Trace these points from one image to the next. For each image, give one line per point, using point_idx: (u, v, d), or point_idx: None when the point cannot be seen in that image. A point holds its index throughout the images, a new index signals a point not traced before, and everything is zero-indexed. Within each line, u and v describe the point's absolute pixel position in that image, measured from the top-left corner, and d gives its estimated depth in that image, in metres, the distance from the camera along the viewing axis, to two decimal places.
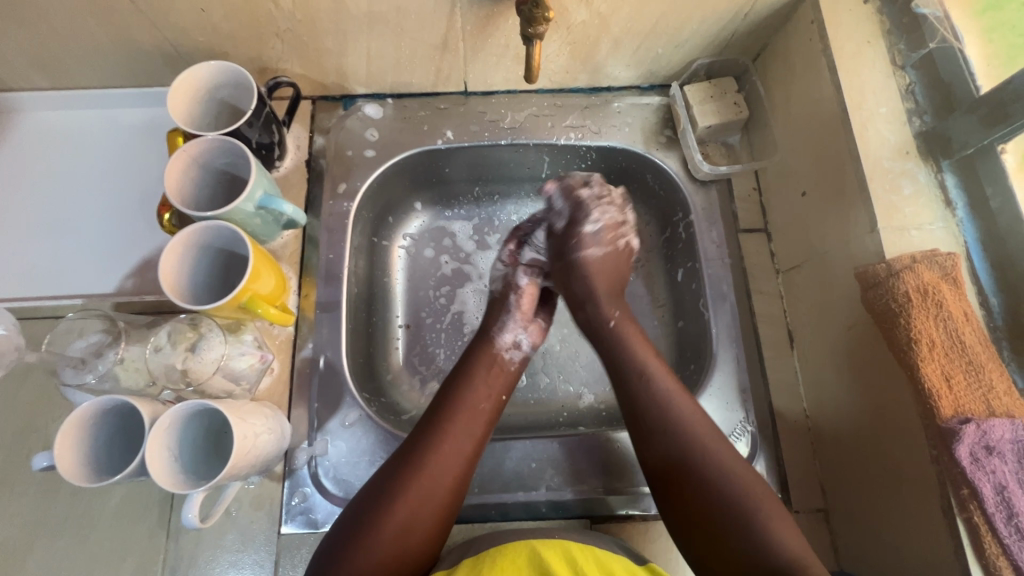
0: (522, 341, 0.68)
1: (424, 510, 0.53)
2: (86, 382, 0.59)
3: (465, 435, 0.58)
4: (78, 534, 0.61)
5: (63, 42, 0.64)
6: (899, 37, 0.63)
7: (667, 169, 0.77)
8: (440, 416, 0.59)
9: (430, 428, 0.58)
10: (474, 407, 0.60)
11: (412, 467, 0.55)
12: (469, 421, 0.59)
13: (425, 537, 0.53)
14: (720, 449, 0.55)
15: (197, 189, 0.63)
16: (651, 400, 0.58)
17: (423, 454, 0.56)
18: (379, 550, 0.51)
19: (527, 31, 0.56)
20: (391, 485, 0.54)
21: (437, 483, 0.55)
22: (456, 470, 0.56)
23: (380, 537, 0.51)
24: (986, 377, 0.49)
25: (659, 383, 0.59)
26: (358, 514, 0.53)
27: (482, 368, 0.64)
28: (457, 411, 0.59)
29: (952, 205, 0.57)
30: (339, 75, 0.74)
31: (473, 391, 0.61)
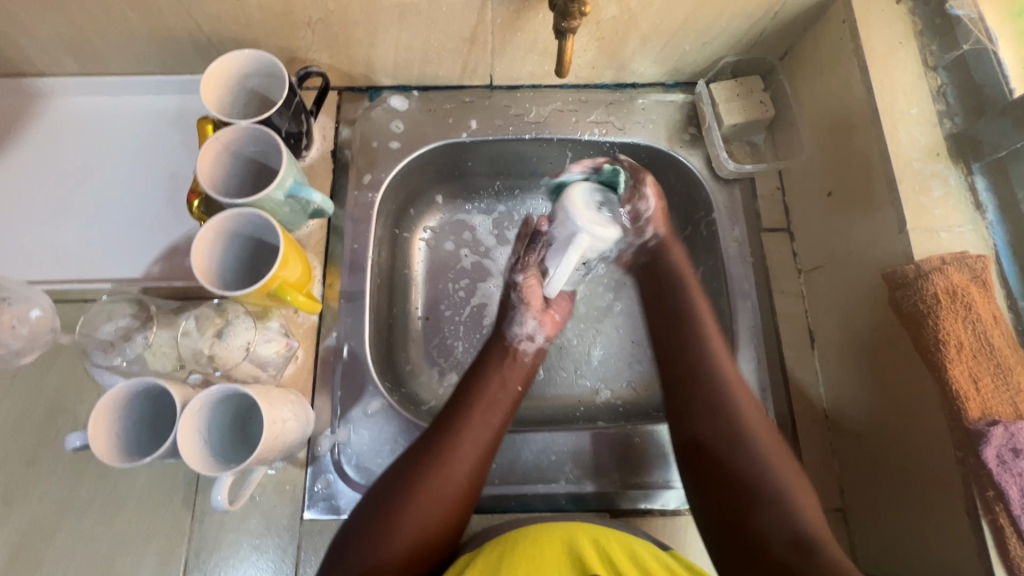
0: (535, 333, 0.68)
1: (442, 499, 0.54)
2: (116, 364, 0.61)
3: (483, 424, 0.59)
4: (104, 513, 0.62)
5: (98, 28, 0.65)
6: (931, 38, 0.62)
7: (691, 166, 0.77)
8: (459, 407, 0.60)
9: (448, 419, 0.59)
10: (492, 396, 0.62)
11: (431, 457, 0.56)
12: (487, 411, 0.60)
13: (443, 524, 0.54)
14: (751, 417, 0.58)
15: (227, 177, 0.64)
16: (708, 389, 0.60)
17: (443, 442, 0.57)
18: (400, 534, 0.52)
19: (561, 25, 0.56)
20: (411, 472, 0.55)
21: (454, 471, 0.56)
22: (473, 458, 0.57)
23: (400, 521, 0.52)
24: (1013, 380, 0.49)
25: (722, 371, 0.61)
26: (377, 501, 0.54)
27: (497, 360, 0.65)
28: (475, 401, 0.61)
29: (982, 208, 0.57)
30: (367, 65, 0.74)
31: (491, 381, 0.63)
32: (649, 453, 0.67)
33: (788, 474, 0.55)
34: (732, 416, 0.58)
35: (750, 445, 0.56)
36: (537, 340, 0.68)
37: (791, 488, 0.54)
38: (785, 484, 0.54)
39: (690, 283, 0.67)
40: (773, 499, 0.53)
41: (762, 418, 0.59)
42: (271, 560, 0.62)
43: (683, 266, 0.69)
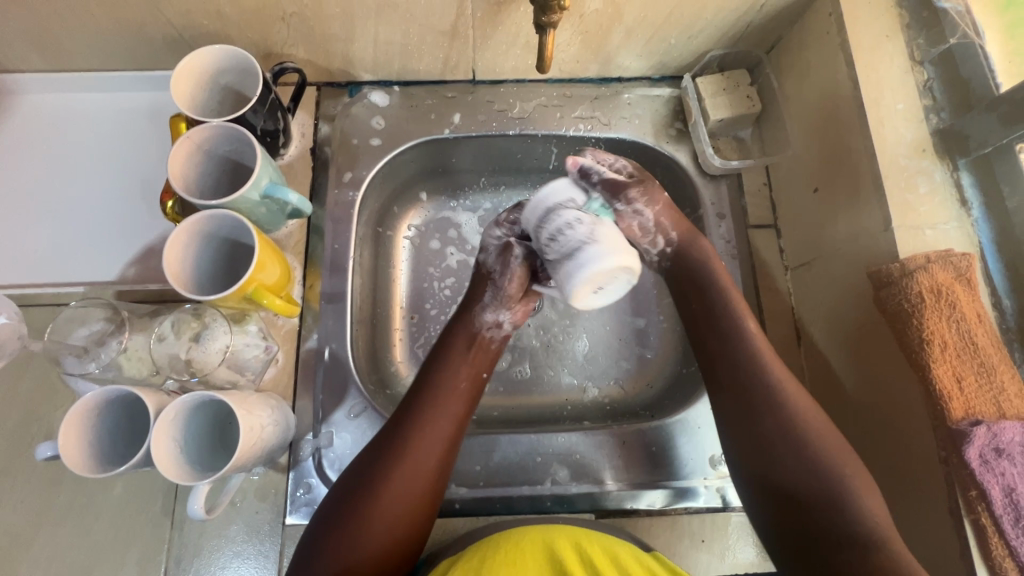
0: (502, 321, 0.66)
1: (410, 495, 0.53)
2: (89, 371, 0.59)
3: (444, 418, 0.57)
4: (80, 522, 0.61)
5: (63, 23, 0.62)
6: (918, 32, 0.61)
7: (677, 162, 0.76)
8: (425, 399, 0.58)
9: (409, 413, 0.57)
10: (453, 388, 0.59)
11: (391, 459, 0.54)
12: (448, 404, 0.58)
13: (412, 524, 0.53)
14: (810, 411, 0.54)
15: (201, 176, 0.62)
16: (756, 381, 0.55)
17: (404, 439, 0.55)
18: (369, 534, 0.51)
19: (541, 20, 0.55)
20: (376, 467, 0.54)
21: (418, 469, 0.54)
22: (440, 449, 0.56)
23: (368, 521, 0.51)
24: (996, 379, 0.49)
25: (773, 372, 0.55)
26: (345, 496, 0.53)
27: (458, 348, 0.63)
28: (434, 396, 0.58)
29: (967, 204, 0.56)
30: (345, 60, 0.72)
31: (451, 374, 0.60)
32: (639, 452, 0.66)
33: (839, 440, 0.52)
34: (795, 409, 0.53)
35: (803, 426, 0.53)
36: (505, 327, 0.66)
37: (855, 487, 0.50)
38: (851, 486, 0.50)
39: (728, 286, 0.61)
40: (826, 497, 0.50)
41: (831, 431, 0.53)
42: (253, 566, 0.61)
43: (713, 259, 0.63)
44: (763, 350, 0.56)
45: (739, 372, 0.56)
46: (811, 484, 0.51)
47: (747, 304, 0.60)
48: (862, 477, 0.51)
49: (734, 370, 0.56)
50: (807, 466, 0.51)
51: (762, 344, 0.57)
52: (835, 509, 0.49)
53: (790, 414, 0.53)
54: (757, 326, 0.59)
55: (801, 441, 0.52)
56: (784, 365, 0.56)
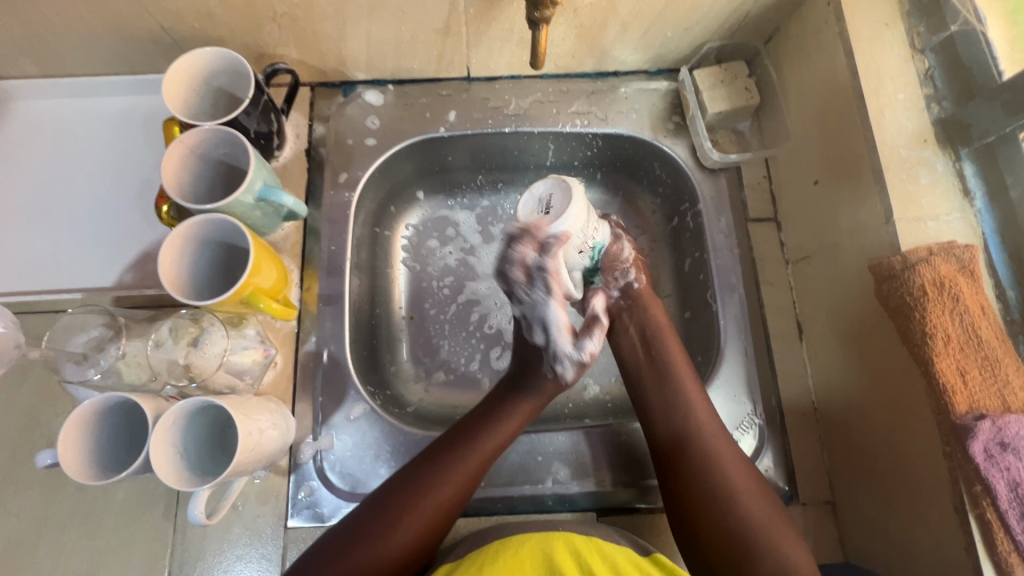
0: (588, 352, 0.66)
1: (424, 532, 0.56)
2: (89, 377, 0.59)
3: (472, 469, 0.59)
4: (83, 528, 0.61)
5: (53, 28, 0.62)
6: (918, 19, 0.60)
7: (675, 156, 0.75)
8: (464, 445, 0.60)
9: (441, 457, 0.59)
10: (496, 441, 0.61)
11: (420, 492, 0.57)
12: (480, 458, 0.60)
13: (415, 557, 0.56)
14: (731, 462, 0.58)
15: (195, 181, 0.62)
16: (671, 422, 0.61)
17: (428, 483, 0.57)
18: (375, 553, 0.54)
19: (533, 15, 0.54)
20: (402, 494, 0.57)
21: (430, 512, 0.56)
22: (463, 493, 0.58)
23: (381, 541, 0.54)
24: (1001, 372, 0.48)
25: (691, 402, 0.62)
26: (366, 514, 0.56)
27: (515, 405, 0.64)
28: (474, 448, 0.60)
29: (970, 194, 0.55)
30: (338, 59, 0.72)
31: (492, 427, 0.62)
32: (641, 449, 0.66)
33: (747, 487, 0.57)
34: (710, 459, 0.59)
35: (715, 471, 0.58)
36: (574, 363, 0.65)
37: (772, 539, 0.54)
38: (766, 531, 0.55)
39: (674, 351, 0.66)
40: (751, 546, 0.54)
41: (734, 457, 0.59)
42: (256, 569, 0.61)
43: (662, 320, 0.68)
44: (690, 400, 0.62)
45: (655, 408, 0.63)
46: (732, 528, 0.55)
47: (682, 352, 0.66)
48: (776, 515, 0.56)
49: (668, 413, 0.62)
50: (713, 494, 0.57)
51: (685, 375, 0.64)
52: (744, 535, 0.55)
53: (710, 462, 0.58)
54: (688, 372, 0.64)
55: (707, 473, 0.58)
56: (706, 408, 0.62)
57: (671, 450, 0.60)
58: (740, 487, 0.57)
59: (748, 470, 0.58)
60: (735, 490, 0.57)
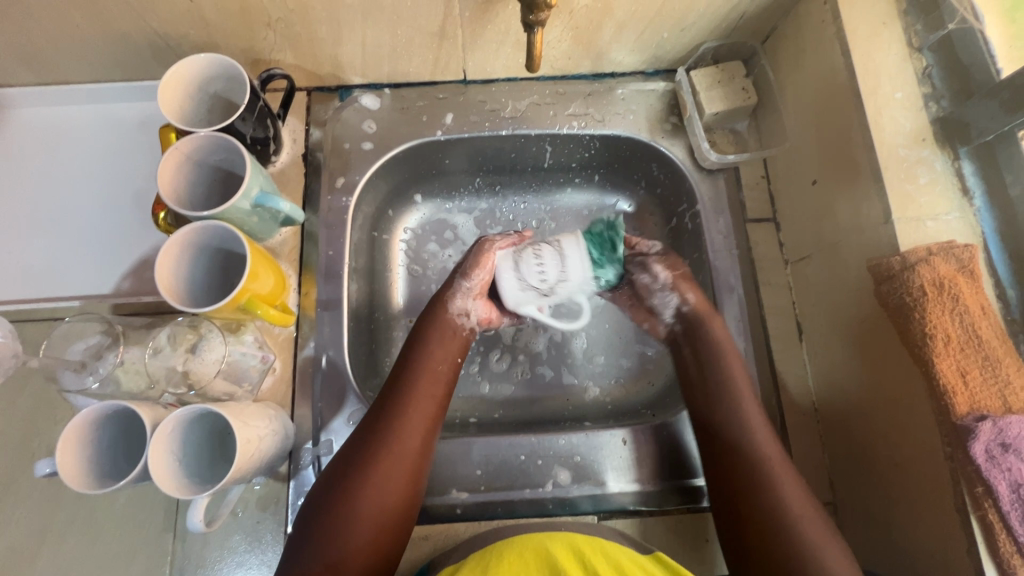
0: (472, 313, 0.68)
1: (393, 476, 0.55)
2: (88, 386, 0.59)
3: (424, 401, 0.59)
4: (84, 536, 0.61)
5: (48, 36, 0.62)
6: (916, 17, 0.60)
7: (673, 157, 0.75)
8: (401, 387, 0.59)
9: (392, 399, 0.59)
10: (430, 374, 0.61)
11: (376, 439, 0.56)
12: (429, 385, 0.60)
13: (401, 501, 0.54)
14: (785, 476, 0.54)
15: (191, 187, 0.62)
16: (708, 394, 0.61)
17: (389, 426, 0.57)
18: (356, 516, 0.52)
19: (529, 18, 0.54)
20: (358, 452, 0.55)
21: (402, 451, 0.56)
22: (419, 431, 0.57)
23: (356, 504, 0.52)
24: (1002, 372, 0.48)
25: (746, 403, 0.59)
26: (330, 482, 0.54)
27: (433, 336, 0.64)
28: (416, 382, 0.60)
29: (969, 193, 0.55)
30: (334, 64, 0.71)
31: (428, 358, 0.62)
32: (639, 452, 0.66)
33: (805, 507, 0.52)
34: (769, 472, 0.54)
35: (771, 486, 0.53)
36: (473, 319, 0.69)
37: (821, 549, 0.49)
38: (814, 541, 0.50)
39: (745, 387, 0.61)
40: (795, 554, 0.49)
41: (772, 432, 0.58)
42: None
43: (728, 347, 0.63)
44: (745, 398, 0.60)
45: (723, 406, 0.59)
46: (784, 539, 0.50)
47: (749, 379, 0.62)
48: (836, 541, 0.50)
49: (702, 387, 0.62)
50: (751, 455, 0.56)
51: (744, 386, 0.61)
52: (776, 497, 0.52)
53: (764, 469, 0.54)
54: (751, 397, 0.60)
55: (739, 431, 0.57)
56: (763, 422, 0.58)
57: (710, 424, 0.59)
58: (778, 463, 0.55)
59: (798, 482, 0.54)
60: (787, 497, 0.53)
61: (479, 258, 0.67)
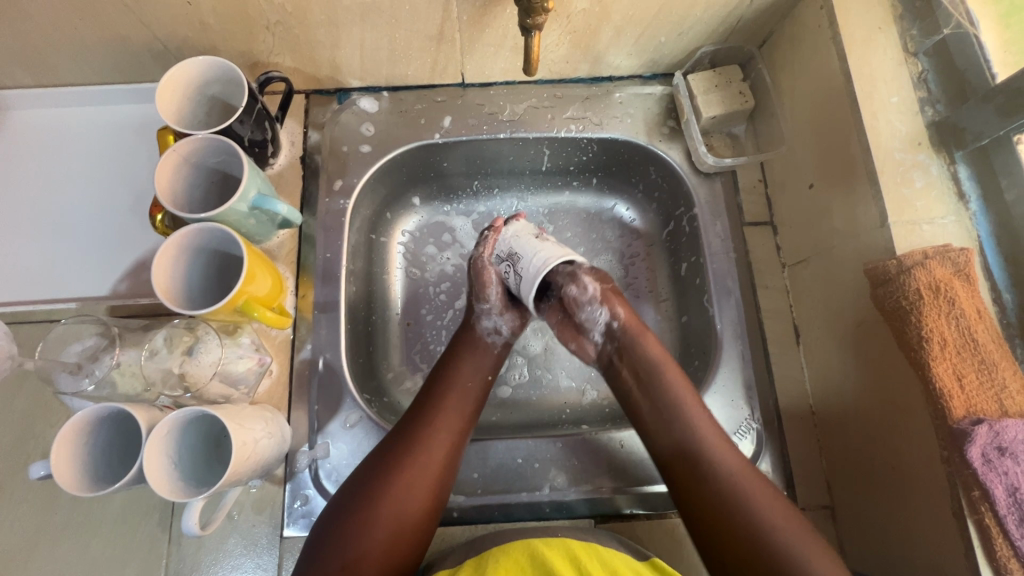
0: (502, 326, 0.67)
1: (416, 489, 0.55)
2: (83, 388, 0.58)
3: (454, 416, 0.59)
4: (78, 539, 0.61)
5: (47, 38, 0.62)
6: (911, 22, 0.60)
7: (670, 161, 0.75)
8: (431, 397, 0.60)
9: (423, 408, 0.59)
10: (461, 387, 0.62)
11: (403, 449, 0.56)
12: (459, 398, 0.61)
13: (420, 516, 0.54)
14: (742, 472, 0.54)
15: (188, 190, 0.62)
16: (671, 435, 0.57)
17: (417, 435, 0.57)
18: (375, 524, 0.52)
19: (526, 22, 0.54)
20: (384, 459, 0.56)
21: (427, 461, 0.56)
22: (447, 446, 0.58)
23: (376, 511, 0.53)
24: (998, 376, 0.48)
25: (681, 399, 0.59)
26: (355, 487, 0.55)
27: (467, 349, 0.65)
28: (446, 393, 0.61)
29: (964, 197, 0.55)
30: (332, 67, 0.72)
31: (460, 371, 0.63)
32: (636, 455, 0.66)
33: (767, 503, 0.52)
34: (718, 466, 0.55)
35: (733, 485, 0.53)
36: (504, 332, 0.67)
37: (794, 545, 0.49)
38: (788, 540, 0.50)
39: (675, 376, 0.60)
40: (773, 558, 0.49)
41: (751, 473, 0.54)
42: None
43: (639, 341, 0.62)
44: (680, 395, 0.59)
45: (664, 407, 0.59)
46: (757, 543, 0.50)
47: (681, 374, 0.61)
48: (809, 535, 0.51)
49: (660, 428, 0.58)
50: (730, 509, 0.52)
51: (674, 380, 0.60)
52: (766, 546, 0.50)
53: (713, 466, 0.55)
54: (690, 395, 0.59)
55: (711, 475, 0.54)
56: (704, 414, 0.58)
57: (679, 462, 0.56)
58: (736, 464, 0.55)
59: (757, 476, 0.54)
60: (751, 496, 0.52)
61: (480, 276, 0.64)
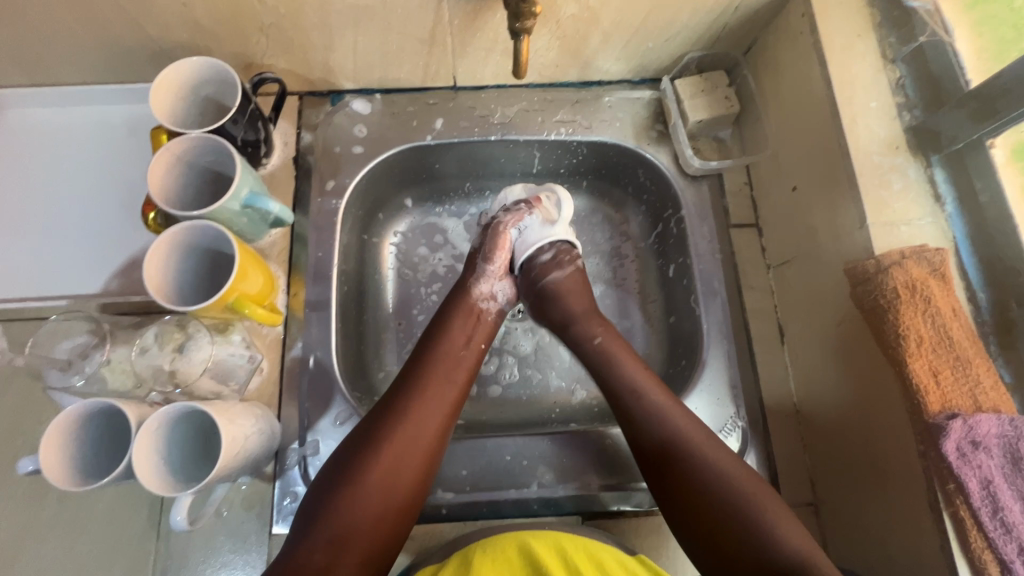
0: (497, 295, 0.68)
1: (408, 458, 0.55)
2: (73, 384, 0.59)
3: (447, 385, 0.60)
4: (65, 536, 0.60)
5: (41, 37, 0.63)
6: (890, 30, 0.62)
7: (658, 163, 0.77)
8: (420, 366, 0.60)
9: (412, 382, 0.59)
10: (451, 356, 0.62)
11: (394, 417, 0.56)
12: (449, 368, 0.61)
13: (412, 484, 0.55)
14: (711, 451, 0.55)
15: (181, 189, 0.62)
16: (653, 422, 0.57)
17: (406, 406, 0.57)
18: (366, 491, 0.53)
19: (515, 26, 0.55)
20: (374, 428, 0.56)
21: (417, 433, 0.56)
22: (439, 416, 0.58)
23: (367, 479, 0.53)
24: (972, 372, 0.49)
25: (648, 394, 0.59)
26: (344, 456, 0.55)
27: (458, 318, 0.64)
28: (436, 362, 0.61)
29: (941, 200, 0.57)
30: (326, 69, 0.73)
31: (451, 340, 0.63)
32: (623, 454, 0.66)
33: (736, 474, 0.54)
34: (689, 447, 0.56)
35: (701, 464, 0.55)
36: (498, 301, 0.68)
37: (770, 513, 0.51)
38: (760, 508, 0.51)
39: (627, 355, 0.62)
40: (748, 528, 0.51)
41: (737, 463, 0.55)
42: None
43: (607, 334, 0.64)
44: (640, 381, 0.60)
45: (625, 395, 0.59)
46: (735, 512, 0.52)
47: (632, 354, 0.63)
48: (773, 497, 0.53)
49: (647, 413, 0.58)
50: (718, 496, 0.53)
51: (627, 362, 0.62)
52: (755, 529, 0.50)
53: (677, 444, 0.56)
54: (644, 371, 0.61)
55: (688, 459, 0.55)
56: (679, 408, 0.58)
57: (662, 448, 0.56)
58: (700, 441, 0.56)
59: (729, 455, 0.55)
60: (721, 469, 0.54)
61: (495, 239, 0.67)
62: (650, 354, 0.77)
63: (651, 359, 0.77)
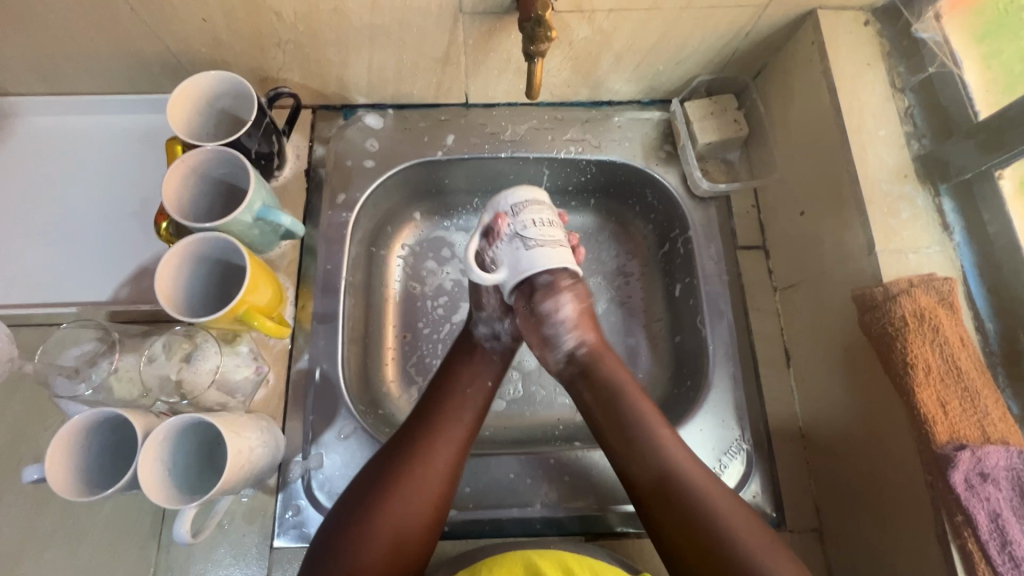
0: (500, 334, 0.67)
1: (417, 501, 0.55)
2: (81, 393, 0.58)
3: (457, 425, 0.60)
4: (65, 545, 0.60)
5: (63, 48, 0.64)
6: (898, 60, 0.63)
7: (667, 184, 0.77)
8: (432, 406, 0.60)
9: (423, 422, 0.59)
10: (463, 394, 0.62)
11: (405, 459, 0.56)
12: (459, 411, 0.61)
13: (422, 525, 0.55)
14: (697, 482, 0.54)
15: (195, 200, 0.63)
16: (653, 461, 0.55)
17: (417, 445, 0.57)
18: (376, 535, 0.53)
19: (529, 49, 0.56)
20: (386, 469, 0.56)
21: (422, 468, 0.56)
22: (449, 457, 0.58)
23: (377, 521, 0.53)
24: (981, 403, 0.49)
25: (654, 429, 0.57)
26: (356, 497, 0.55)
27: (469, 358, 0.65)
28: (447, 401, 0.61)
29: (949, 229, 0.57)
30: (340, 84, 0.74)
31: (462, 379, 0.63)
32: (626, 476, 0.66)
33: (729, 521, 0.52)
34: (684, 487, 0.54)
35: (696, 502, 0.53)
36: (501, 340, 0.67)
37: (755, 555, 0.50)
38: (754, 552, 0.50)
39: (631, 385, 0.61)
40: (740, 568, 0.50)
41: (720, 494, 0.54)
42: None
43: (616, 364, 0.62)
44: (643, 413, 0.58)
45: (633, 428, 0.58)
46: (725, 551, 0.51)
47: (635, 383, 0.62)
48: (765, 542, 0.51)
49: (648, 450, 0.56)
50: (702, 535, 0.51)
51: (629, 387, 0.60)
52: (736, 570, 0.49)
53: (667, 481, 0.54)
54: (646, 400, 0.60)
55: (688, 502, 0.53)
56: (675, 443, 0.57)
57: (657, 487, 0.54)
58: (688, 473, 0.55)
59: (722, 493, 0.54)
60: (714, 510, 0.52)
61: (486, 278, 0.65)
62: (655, 373, 0.77)
63: (657, 379, 0.77)
